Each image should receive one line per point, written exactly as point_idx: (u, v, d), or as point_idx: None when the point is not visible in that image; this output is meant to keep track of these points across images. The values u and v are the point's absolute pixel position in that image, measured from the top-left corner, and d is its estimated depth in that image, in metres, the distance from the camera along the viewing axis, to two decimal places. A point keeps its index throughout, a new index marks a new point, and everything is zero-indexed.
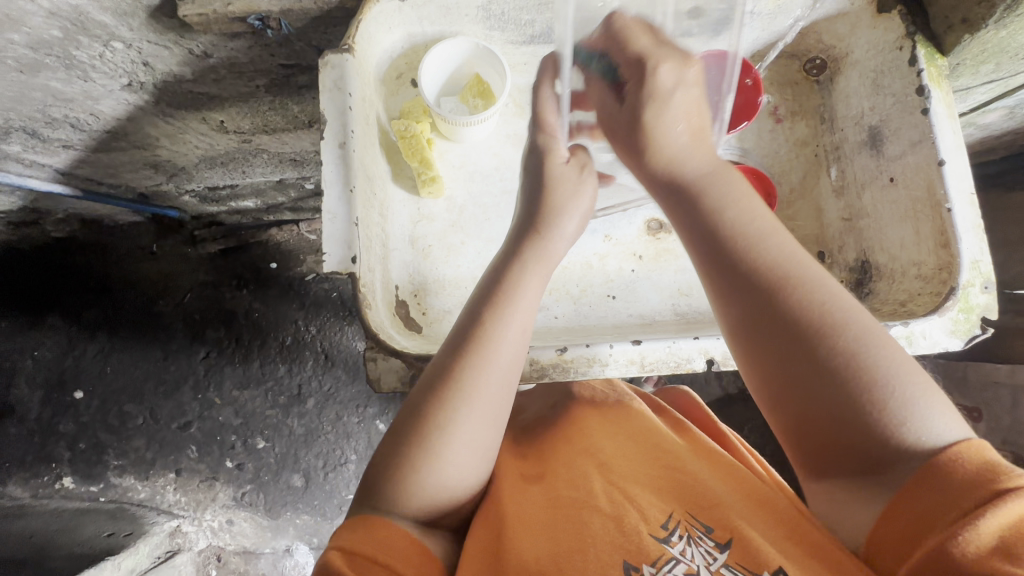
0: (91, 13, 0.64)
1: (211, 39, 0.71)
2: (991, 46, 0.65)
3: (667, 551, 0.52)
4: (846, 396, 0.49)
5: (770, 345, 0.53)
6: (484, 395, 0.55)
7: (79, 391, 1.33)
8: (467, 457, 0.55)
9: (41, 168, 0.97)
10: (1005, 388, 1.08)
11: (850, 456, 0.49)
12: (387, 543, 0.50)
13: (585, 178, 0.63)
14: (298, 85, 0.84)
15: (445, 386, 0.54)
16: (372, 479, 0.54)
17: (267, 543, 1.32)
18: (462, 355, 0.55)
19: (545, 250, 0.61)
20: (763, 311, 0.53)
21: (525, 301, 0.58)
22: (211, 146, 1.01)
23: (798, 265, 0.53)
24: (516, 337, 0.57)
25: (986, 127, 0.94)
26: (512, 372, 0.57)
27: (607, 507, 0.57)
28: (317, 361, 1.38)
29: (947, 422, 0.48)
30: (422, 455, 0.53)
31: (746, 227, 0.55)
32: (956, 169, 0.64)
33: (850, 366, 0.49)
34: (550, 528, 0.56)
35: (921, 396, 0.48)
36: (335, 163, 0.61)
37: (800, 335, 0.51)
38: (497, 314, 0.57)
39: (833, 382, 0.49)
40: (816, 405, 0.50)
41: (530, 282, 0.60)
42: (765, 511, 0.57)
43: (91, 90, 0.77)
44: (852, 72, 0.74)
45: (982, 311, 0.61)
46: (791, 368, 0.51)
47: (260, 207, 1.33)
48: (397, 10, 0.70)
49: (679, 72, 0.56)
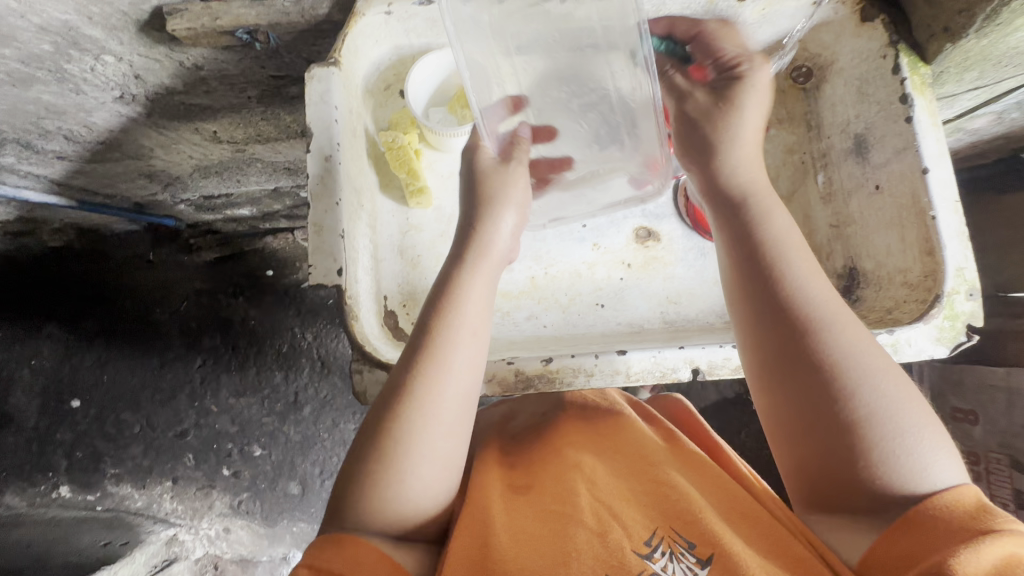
0: (81, 28, 0.64)
1: (201, 51, 0.71)
2: (973, 54, 0.66)
3: (650, 568, 0.53)
4: (853, 436, 0.52)
5: (790, 378, 0.56)
6: (438, 407, 0.56)
7: (76, 399, 1.33)
8: (435, 468, 0.56)
9: (35, 179, 0.97)
10: (1001, 391, 1.08)
11: (853, 489, 0.52)
12: (363, 562, 0.51)
13: (512, 167, 0.68)
14: (289, 96, 0.84)
15: (404, 401, 0.55)
16: (345, 490, 0.55)
17: (264, 552, 1.31)
18: (422, 367, 0.56)
19: (491, 248, 0.64)
20: (790, 346, 0.56)
21: (471, 310, 0.60)
22: (205, 155, 1.01)
23: (826, 306, 0.56)
24: (469, 347, 0.58)
25: (976, 132, 0.94)
26: (465, 384, 0.58)
27: (593, 520, 0.58)
28: (313, 368, 1.39)
29: (946, 463, 0.52)
30: (394, 476, 0.54)
31: (784, 262, 0.59)
32: (941, 177, 0.64)
33: (861, 406, 0.52)
34: (536, 542, 0.56)
35: (925, 434, 0.52)
36: (321, 176, 0.62)
37: (826, 374, 0.54)
38: (449, 324, 0.58)
39: (845, 422, 0.52)
40: (827, 435, 0.53)
41: (482, 284, 0.62)
42: (748, 528, 0.58)
43: (84, 103, 0.78)
44: (838, 80, 0.74)
45: (967, 319, 0.61)
46: (809, 404, 0.54)
47: (255, 216, 1.33)
48: (384, 23, 0.71)
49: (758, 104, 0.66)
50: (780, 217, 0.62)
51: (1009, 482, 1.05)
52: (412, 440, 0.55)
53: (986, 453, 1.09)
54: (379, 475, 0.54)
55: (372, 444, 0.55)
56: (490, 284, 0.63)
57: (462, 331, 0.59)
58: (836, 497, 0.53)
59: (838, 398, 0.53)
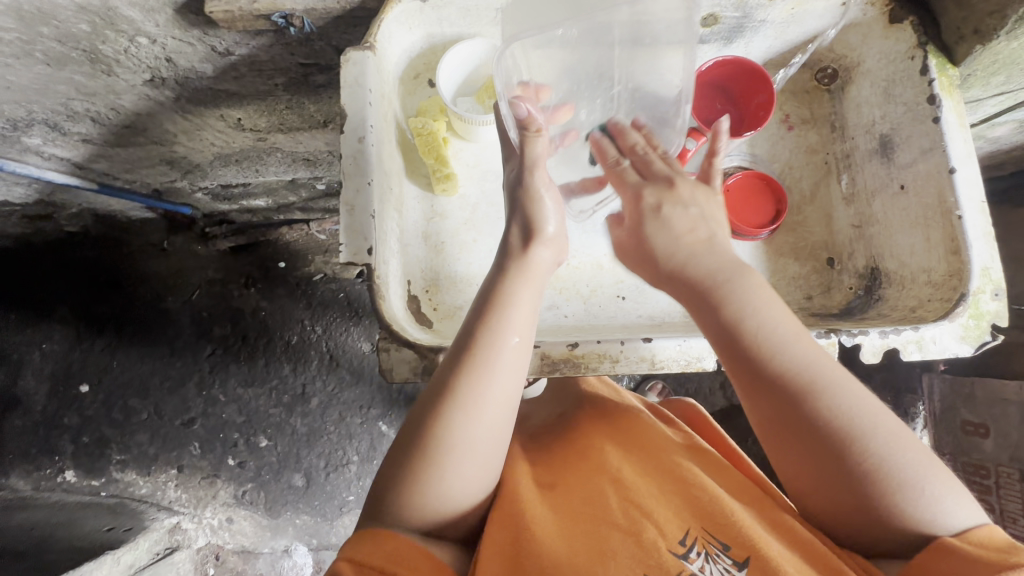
0: (120, 8, 0.65)
1: (234, 36, 0.72)
2: (1002, 57, 0.67)
3: (688, 568, 0.53)
4: (864, 489, 0.52)
5: (793, 446, 0.55)
6: (477, 446, 0.56)
7: (85, 384, 1.34)
8: (475, 469, 0.57)
9: (59, 161, 0.98)
10: (1014, 404, 1.07)
11: (873, 533, 0.53)
12: (401, 554, 0.51)
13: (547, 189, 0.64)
14: (316, 84, 0.85)
15: (444, 403, 0.55)
16: (384, 494, 0.55)
17: (266, 543, 1.32)
18: (456, 372, 0.56)
19: (535, 262, 0.62)
20: (787, 417, 0.55)
21: (517, 341, 0.58)
22: (227, 143, 1.02)
23: (814, 363, 0.55)
24: (510, 378, 0.57)
25: (995, 141, 0.95)
26: (504, 412, 0.57)
27: (625, 520, 0.57)
28: (322, 361, 1.39)
29: (952, 492, 0.52)
30: (434, 475, 0.55)
31: (769, 332, 0.56)
32: (967, 176, 0.65)
33: (864, 460, 0.52)
34: (567, 540, 0.56)
35: (959, 501, 0.52)
36: (353, 156, 0.63)
37: (855, 474, 0.52)
38: (490, 361, 0.56)
39: (855, 477, 0.52)
40: (856, 518, 0.54)
41: (529, 297, 0.60)
42: (776, 530, 0.57)
43: (116, 85, 0.79)
44: (863, 81, 0.75)
45: (992, 318, 0.62)
46: (840, 492, 0.54)
47: (271, 207, 1.34)
48: (418, 11, 0.72)
49: (664, 196, 0.63)
50: (752, 283, 0.58)
51: (1020, 496, 1.04)
52: (447, 472, 0.55)
53: (997, 467, 1.08)
54: (418, 477, 0.54)
55: (410, 446, 0.56)
56: (535, 302, 0.61)
57: (501, 367, 0.57)
58: (851, 531, 0.55)
59: (845, 455, 0.53)
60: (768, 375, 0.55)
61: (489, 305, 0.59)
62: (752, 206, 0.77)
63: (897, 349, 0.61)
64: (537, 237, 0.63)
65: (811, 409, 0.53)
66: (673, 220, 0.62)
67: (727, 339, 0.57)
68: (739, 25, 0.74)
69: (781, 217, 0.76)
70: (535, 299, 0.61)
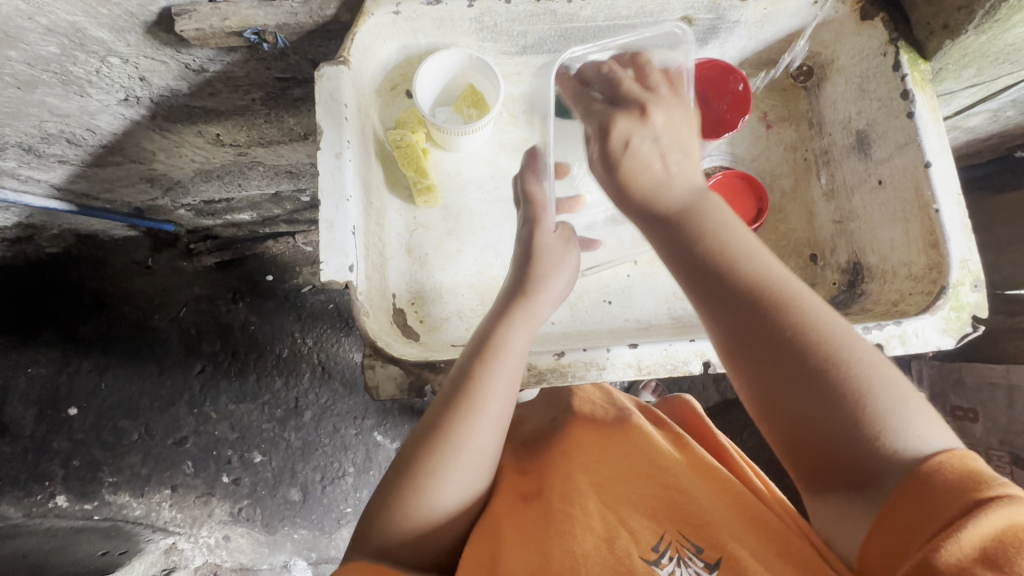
0: (89, 29, 0.64)
1: (207, 53, 0.71)
2: (971, 51, 0.68)
3: (657, 573, 0.53)
4: (849, 418, 0.48)
5: (756, 361, 0.52)
6: (454, 483, 0.56)
7: (73, 407, 1.32)
8: (456, 501, 0.57)
9: (36, 183, 0.97)
10: (1000, 388, 1.08)
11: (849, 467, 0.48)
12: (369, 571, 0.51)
13: (568, 249, 0.67)
14: (293, 98, 0.84)
15: (433, 455, 0.56)
16: (365, 521, 0.57)
17: (264, 560, 1.31)
18: (436, 454, 0.56)
19: (537, 313, 0.63)
20: (750, 328, 0.52)
21: (503, 385, 0.58)
22: (207, 159, 1.01)
23: (783, 282, 0.53)
24: (495, 420, 0.58)
25: (972, 130, 0.96)
26: (488, 446, 0.58)
27: (602, 527, 0.57)
28: (314, 374, 1.38)
29: (928, 420, 0.48)
30: (413, 502, 0.55)
31: (733, 252, 0.54)
32: (943, 170, 0.65)
33: (848, 382, 0.48)
34: (544, 548, 0.55)
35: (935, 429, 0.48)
36: (331, 172, 0.62)
37: (825, 392, 0.49)
38: (474, 406, 0.57)
39: (839, 403, 0.48)
40: (829, 448, 0.49)
41: (521, 343, 0.61)
42: (753, 530, 0.57)
43: (88, 105, 0.78)
44: (838, 78, 0.76)
45: (972, 309, 0.63)
46: (810, 420, 0.50)
47: (255, 220, 1.33)
48: (392, 23, 0.71)
49: (636, 125, 0.57)
50: (714, 206, 0.56)
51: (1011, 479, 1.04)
52: (424, 507, 0.55)
53: (988, 450, 1.08)
54: (396, 510, 0.55)
55: (395, 483, 0.57)
56: (527, 343, 0.62)
57: (485, 420, 0.57)
58: (824, 481, 0.50)
59: (825, 377, 0.49)
60: (724, 284, 0.54)
61: (480, 349, 0.60)
62: (735, 206, 0.77)
63: (881, 345, 0.62)
64: (533, 296, 0.63)
65: (768, 325, 0.51)
66: (642, 152, 0.57)
67: (682, 254, 0.56)
68: (713, 26, 0.74)
69: (763, 216, 0.77)
70: (528, 339, 0.62)
